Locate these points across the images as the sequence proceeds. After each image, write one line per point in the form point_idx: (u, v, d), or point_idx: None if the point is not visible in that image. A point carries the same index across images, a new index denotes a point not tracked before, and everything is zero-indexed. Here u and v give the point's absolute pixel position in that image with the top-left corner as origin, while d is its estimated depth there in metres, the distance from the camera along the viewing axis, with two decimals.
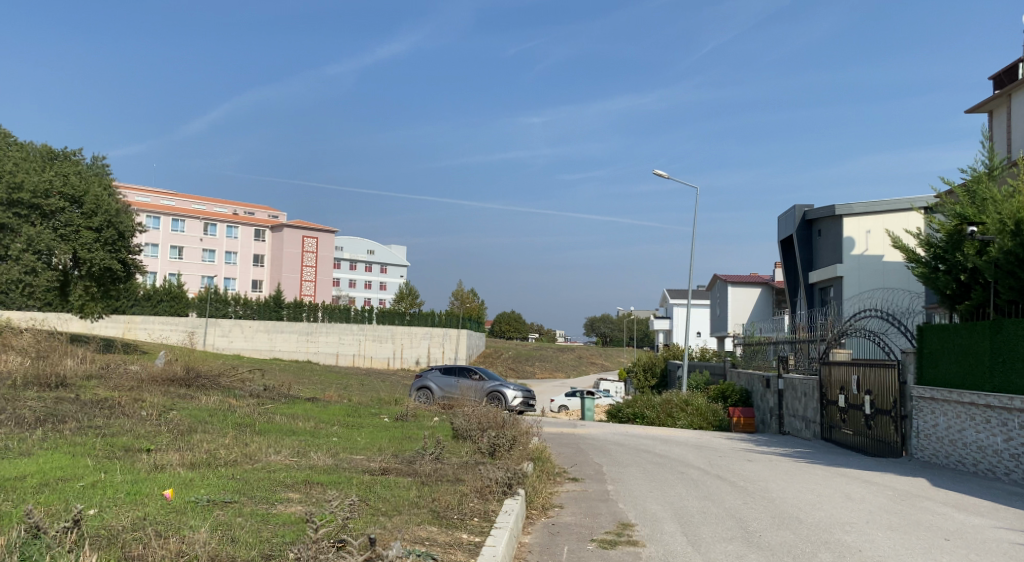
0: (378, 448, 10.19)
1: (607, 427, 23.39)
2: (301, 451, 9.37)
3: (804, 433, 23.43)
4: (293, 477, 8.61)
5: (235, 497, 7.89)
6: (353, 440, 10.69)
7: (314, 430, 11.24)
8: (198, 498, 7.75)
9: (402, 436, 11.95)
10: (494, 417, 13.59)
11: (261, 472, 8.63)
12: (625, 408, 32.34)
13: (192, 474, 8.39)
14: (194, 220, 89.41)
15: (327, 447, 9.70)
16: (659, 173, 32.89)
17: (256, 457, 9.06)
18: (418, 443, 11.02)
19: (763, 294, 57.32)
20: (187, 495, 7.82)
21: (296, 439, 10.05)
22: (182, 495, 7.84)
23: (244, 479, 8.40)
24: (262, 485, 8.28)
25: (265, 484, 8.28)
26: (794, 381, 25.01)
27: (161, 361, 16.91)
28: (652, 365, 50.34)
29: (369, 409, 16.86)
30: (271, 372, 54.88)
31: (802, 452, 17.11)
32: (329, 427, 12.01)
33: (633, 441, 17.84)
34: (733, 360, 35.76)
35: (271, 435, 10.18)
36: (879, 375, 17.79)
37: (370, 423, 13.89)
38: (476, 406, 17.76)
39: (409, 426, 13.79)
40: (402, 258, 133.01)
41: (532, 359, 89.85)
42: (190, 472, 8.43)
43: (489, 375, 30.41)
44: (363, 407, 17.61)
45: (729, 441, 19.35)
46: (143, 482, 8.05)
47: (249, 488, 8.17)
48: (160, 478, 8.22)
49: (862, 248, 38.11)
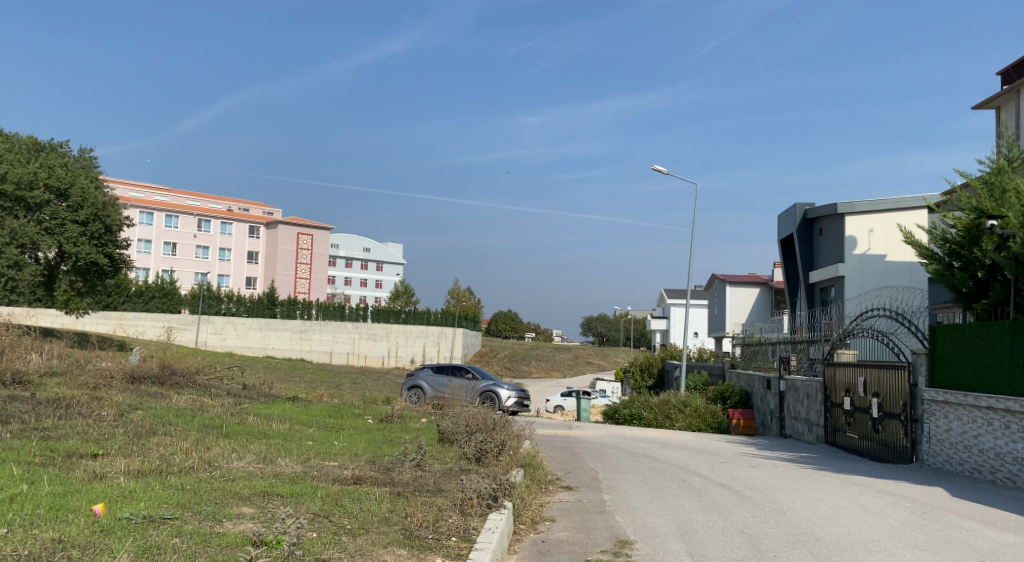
0: (355, 454, 9.43)
1: (604, 429, 22.60)
2: (267, 458, 8.61)
3: (806, 436, 22.68)
4: (251, 489, 7.83)
5: (176, 513, 7.09)
6: (330, 445, 9.92)
7: (287, 433, 10.46)
8: (132, 515, 6.95)
9: (382, 439, 11.16)
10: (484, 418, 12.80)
11: (215, 483, 7.84)
12: (621, 409, 31.51)
13: (134, 486, 7.59)
14: (187, 216, 88.62)
15: (297, 453, 8.94)
16: (658, 169, 32.16)
17: (215, 465, 8.26)
18: (399, 447, 10.25)
19: (762, 295, 56.59)
20: (119, 511, 7.02)
21: (265, 444, 9.27)
22: (114, 511, 7.03)
23: (193, 490, 7.62)
24: (214, 498, 7.50)
25: (216, 498, 7.49)
26: (796, 382, 24.24)
27: (135, 357, 16.15)
28: (649, 365, 49.60)
29: (353, 409, 16.09)
30: (263, 371, 54.14)
31: (807, 457, 16.35)
32: (305, 429, 11.25)
33: (629, 445, 17.03)
34: (732, 360, 35.02)
35: (238, 438, 9.41)
36: (887, 376, 17.02)
37: (352, 424, 13.13)
38: (467, 407, 16.98)
39: (393, 429, 13.02)
40: (398, 256, 132.22)
41: (528, 359, 89.08)
42: (131, 482, 7.63)
43: (482, 374, 29.64)
44: (347, 407, 16.85)
45: (730, 445, 18.60)
46: (72, 496, 7.25)
47: (196, 502, 7.38)
48: (94, 490, 7.42)
49: (864, 247, 37.36)
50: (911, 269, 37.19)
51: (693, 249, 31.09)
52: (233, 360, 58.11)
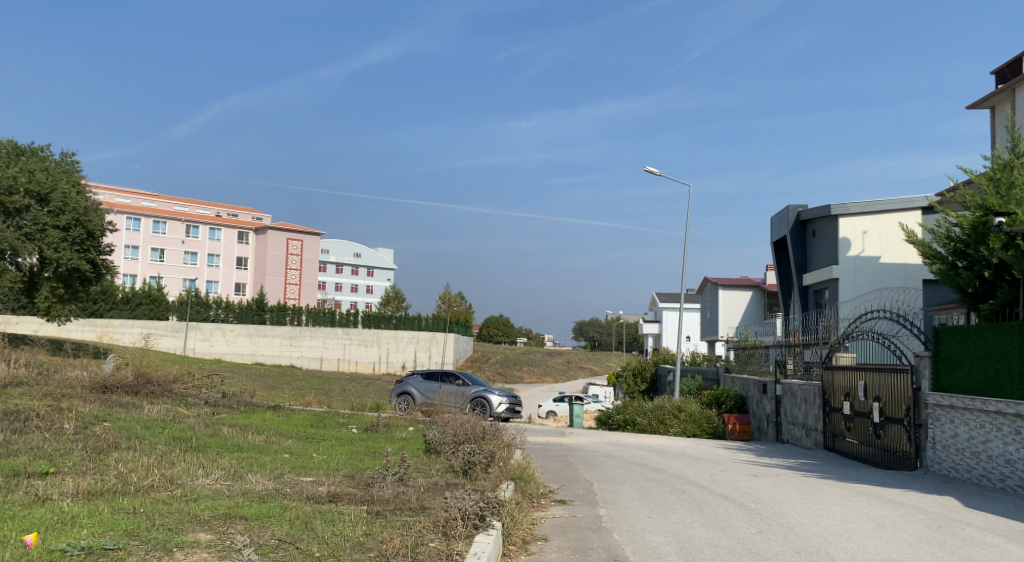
0: (335, 468, 8.87)
1: (598, 436, 22.04)
2: (237, 475, 8.13)
3: (805, 441, 22.14)
4: (212, 510, 7.32)
5: (120, 543, 6.52)
6: (309, 458, 9.35)
7: (264, 445, 9.86)
8: (69, 545, 6.37)
9: (365, 450, 10.57)
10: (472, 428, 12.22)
11: (174, 506, 7.32)
12: (614, 415, 30.90)
13: (79, 511, 7.04)
14: (175, 222, 87.84)
15: (270, 469, 8.44)
16: (651, 171, 31.66)
17: (177, 483, 7.83)
18: (381, 460, 9.68)
19: (755, 297, 56.10)
20: (55, 541, 6.46)
21: (237, 458, 8.74)
22: (50, 541, 6.47)
23: (149, 513, 7.12)
24: (169, 523, 6.96)
25: (169, 524, 6.94)
26: (793, 386, 23.71)
27: (109, 366, 15.54)
28: (642, 369, 49.09)
29: (337, 418, 15.50)
30: (251, 379, 53.46)
31: (807, 464, 15.83)
32: (283, 440, 10.68)
33: (624, 452, 16.46)
34: (726, 364, 34.51)
35: (208, 453, 8.85)
36: (888, 380, 16.50)
37: (334, 434, 12.55)
38: (455, 415, 16.39)
39: (377, 439, 12.43)
40: (389, 261, 131.55)
41: (520, 364, 88.48)
42: (77, 507, 7.09)
43: (472, 380, 29.07)
44: (332, 415, 16.25)
45: (728, 452, 18.07)
46: (8, 523, 6.69)
47: (145, 529, 6.82)
48: (34, 516, 6.87)
49: (858, 249, 36.87)
50: (905, 271, 36.69)
51: (687, 252, 30.57)
52: (221, 367, 57.39)
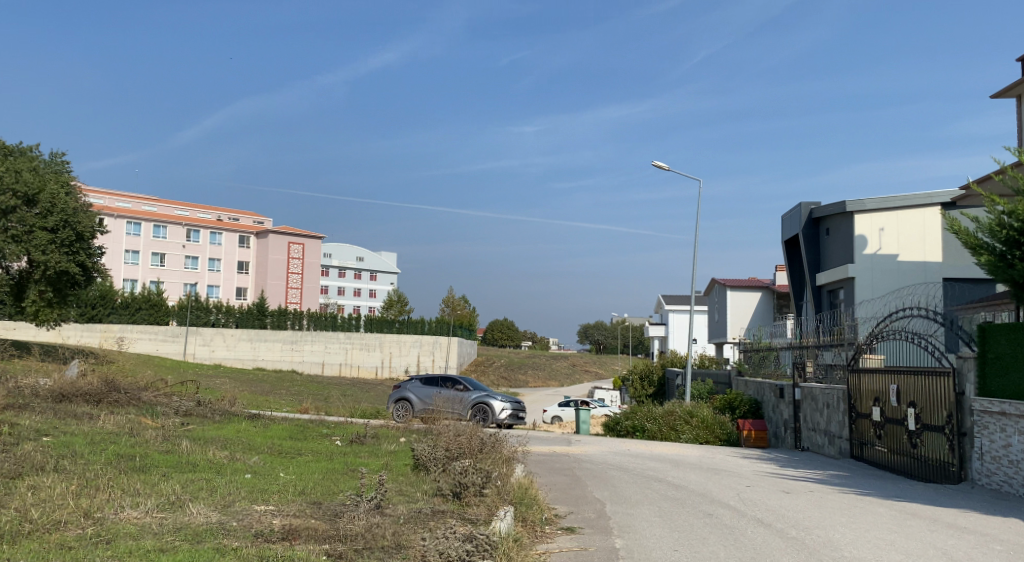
0: (298, 493, 7.73)
1: (606, 444, 20.67)
2: (172, 506, 7.20)
3: (827, 449, 20.77)
4: (123, 559, 6.20)
5: None
6: (274, 479, 8.18)
7: (222, 463, 8.61)
8: None
9: (342, 468, 9.24)
10: (467, 441, 10.84)
11: (78, 550, 6.29)
12: (623, 421, 29.48)
13: None
14: (176, 226, 86.62)
15: (215, 498, 7.45)
16: (660, 165, 30.28)
17: (94, 517, 6.88)
18: (357, 480, 8.46)
19: (764, 299, 54.63)
20: None
21: (179, 484, 7.73)
22: None
23: None
24: None
25: None
26: (813, 390, 22.30)
27: (72, 372, 14.18)
28: (649, 373, 47.68)
29: (324, 428, 14.12)
30: (250, 385, 52.22)
31: (838, 477, 14.48)
32: (249, 456, 9.35)
33: (637, 463, 15.13)
34: (738, 367, 33.05)
35: (147, 482, 7.72)
36: (925, 384, 15.19)
37: (315, 447, 11.20)
38: (453, 424, 15.01)
39: (360, 453, 11.08)
40: (391, 265, 130.24)
41: (525, 368, 87.10)
42: None
43: (474, 384, 27.73)
44: (319, 424, 14.88)
45: (750, 463, 16.70)
46: None
47: None
48: None
49: (874, 246, 35.51)
50: (924, 269, 35.23)
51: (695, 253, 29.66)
52: (220, 374, 56.09)
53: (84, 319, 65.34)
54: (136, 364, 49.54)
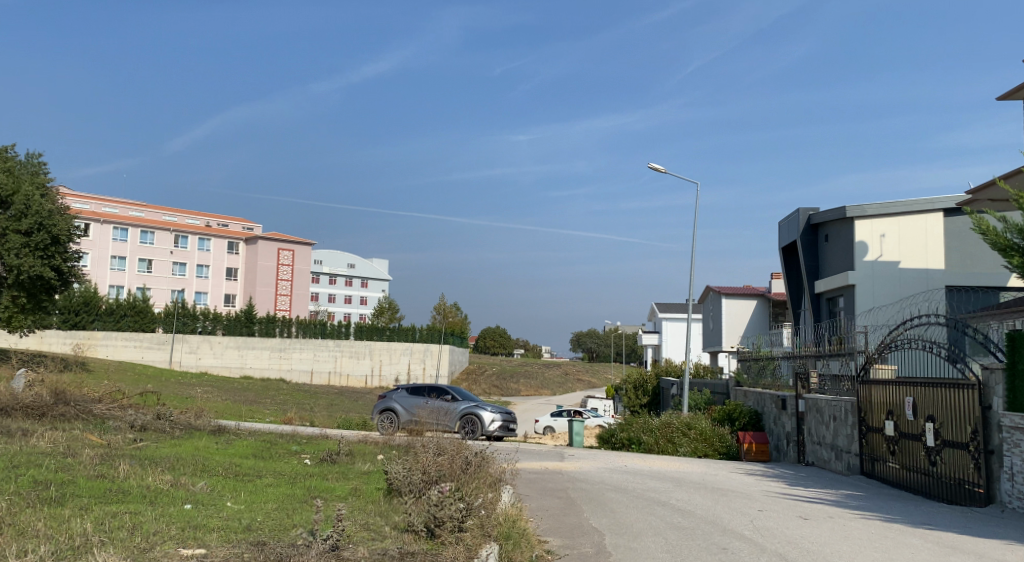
0: (237, 537, 7.13)
1: (602, 459, 19.50)
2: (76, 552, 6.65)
3: (833, 464, 19.69)
4: None
5: None
6: (212, 512, 7.67)
7: (156, 494, 8.01)
8: None
9: (295, 498, 8.32)
10: (447, 464, 9.77)
11: None
12: (618, 432, 28.30)
13: None
14: (163, 232, 85.30)
15: (127, 541, 6.92)
16: (657, 166, 29.20)
17: None
18: (310, 515, 7.73)
19: (760, 307, 53.61)
20: None
21: (92, 521, 7.25)
22: None
23: None
24: None
25: None
26: (818, 402, 21.18)
27: (18, 381, 13.02)
28: (643, 383, 46.59)
29: (296, 444, 12.97)
30: (235, 394, 51.09)
31: (852, 497, 13.41)
32: (197, 483, 8.47)
33: (636, 481, 14.05)
34: (736, 378, 31.85)
35: (58, 521, 7.21)
36: (943, 397, 14.16)
37: (278, 467, 10.08)
38: (437, 438, 13.84)
39: (330, 475, 10.01)
40: (383, 272, 128.97)
41: (517, 376, 85.86)
42: None
43: (463, 394, 26.58)
44: (292, 439, 13.74)
45: (757, 481, 15.61)
46: None
47: None
48: None
49: (875, 253, 34.41)
50: (927, 276, 34.23)
51: (695, 253, 29.54)
52: (203, 383, 54.71)
53: (68, 326, 63.96)
54: (117, 374, 48.13)
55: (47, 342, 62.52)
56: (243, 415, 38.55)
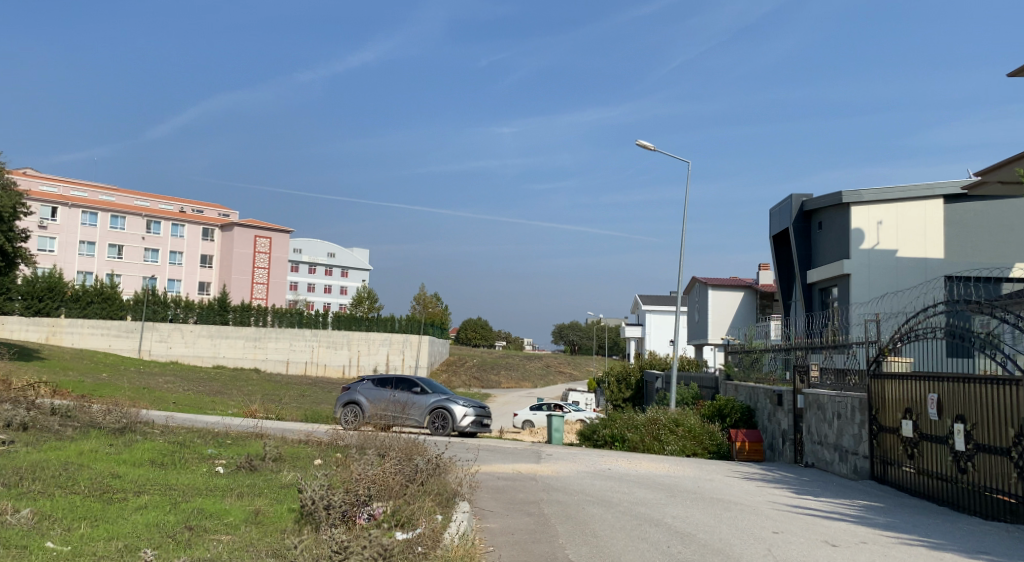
0: None
1: (582, 460, 17.47)
2: None
3: (837, 467, 17.68)
4: None
5: None
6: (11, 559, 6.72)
7: None
8: None
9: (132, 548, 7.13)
10: (376, 482, 8.33)
11: None
12: (600, 429, 26.24)
13: None
14: (134, 216, 82.75)
15: None
16: (645, 144, 27.16)
17: None
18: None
19: (747, 299, 51.82)
20: None
21: None
22: None
23: None
24: None
25: None
26: (820, 398, 19.14)
27: None
28: (627, 375, 44.84)
29: (214, 445, 11.01)
30: (200, 384, 49.25)
31: (875, 509, 11.46)
32: (20, 508, 7.68)
33: (617, 490, 12.16)
34: (726, 370, 29.89)
35: None
36: (976, 394, 12.25)
37: (169, 484, 8.65)
38: (389, 442, 11.83)
39: (228, 503, 8.32)
40: (364, 261, 126.72)
41: (498, 368, 83.92)
42: None
43: (433, 386, 24.53)
44: (215, 438, 11.72)
45: (760, 488, 13.68)
46: None
47: None
48: None
49: (872, 241, 32.21)
50: (926, 266, 32.22)
51: (684, 239, 27.69)
52: (168, 372, 52.53)
53: (30, 312, 61.95)
54: (76, 363, 45.85)
55: (9, 330, 60.88)
56: (204, 407, 36.50)
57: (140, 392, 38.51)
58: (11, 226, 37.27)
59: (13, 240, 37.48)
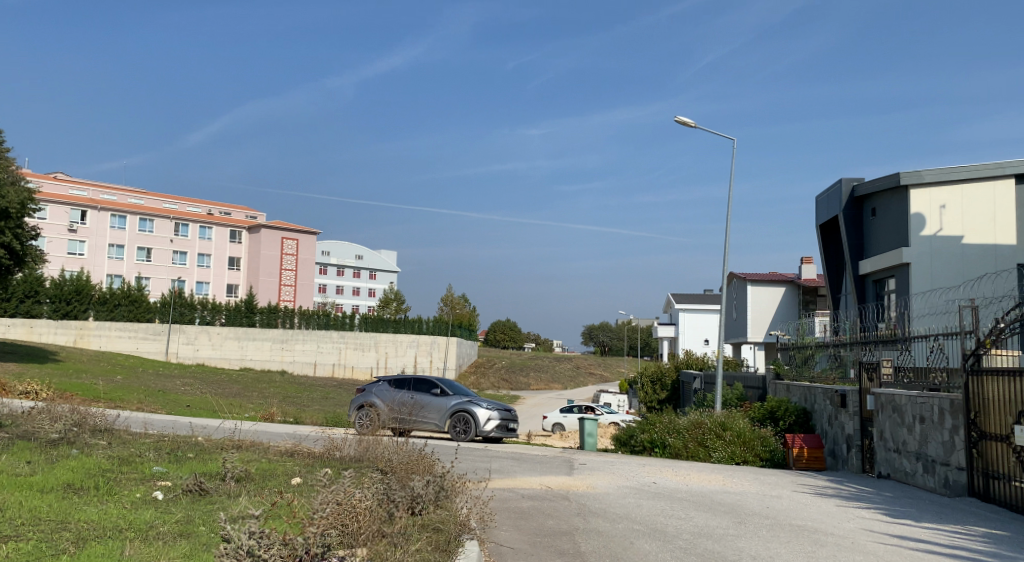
0: None
1: (622, 471, 15.11)
2: None
3: (922, 480, 15.25)
4: None
5: None
6: None
7: None
8: None
9: None
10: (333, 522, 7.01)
11: None
12: (638, 434, 23.84)
13: None
14: (162, 219, 81.35)
15: None
16: (684, 122, 24.78)
17: None
18: None
19: (788, 295, 49.19)
20: None
21: None
22: None
23: None
24: None
25: None
26: (895, 398, 16.69)
27: None
28: (662, 376, 42.44)
29: (162, 460, 9.00)
30: (223, 387, 47.46)
31: (1007, 543, 9.09)
32: None
33: (673, 515, 9.79)
34: (775, 369, 27.31)
35: None
36: None
37: (62, 526, 7.07)
38: (391, 463, 9.79)
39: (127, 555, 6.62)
40: (392, 263, 125.04)
41: (528, 370, 81.73)
42: None
43: (455, 386, 22.38)
44: (171, 451, 9.57)
45: (844, 510, 11.25)
46: None
47: None
48: None
49: (934, 227, 29.61)
50: (994, 253, 29.57)
51: (728, 225, 25.37)
52: (187, 375, 50.61)
53: (58, 315, 60.44)
54: (91, 366, 43.99)
55: (38, 334, 59.15)
56: (218, 411, 34.48)
57: (153, 396, 36.60)
58: (19, 223, 35.52)
59: (22, 238, 35.71)
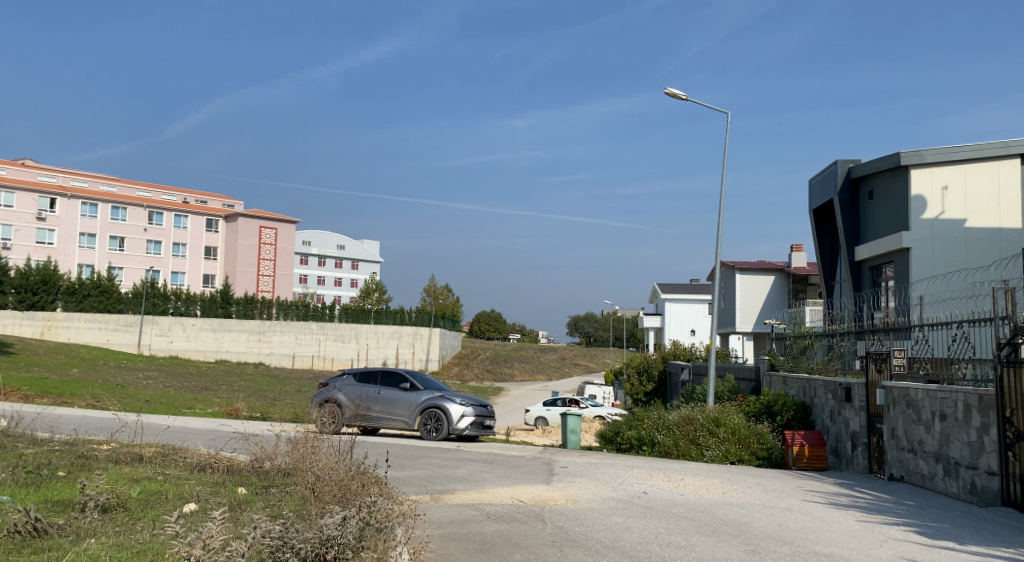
0: None
1: (608, 477, 13.31)
2: None
3: (942, 485, 13.54)
4: None
5: None
6: None
7: None
8: None
9: None
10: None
11: None
12: (625, 430, 22.04)
13: None
14: (136, 207, 78.95)
15: None
16: (675, 94, 22.87)
17: None
18: None
19: (778, 283, 47.48)
20: None
21: None
22: None
23: None
24: None
25: None
26: (910, 393, 14.96)
27: None
28: (648, 367, 40.77)
29: (10, 485, 7.97)
30: (192, 380, 45.36)
31: None
32: None
33: (670, 543, 7.98)
34: (769, 360, 25.54)
35: None
36: None
37: None
38: (313, 482, 8.44)
39: None
40: (374, 253, 122.83)
41: (511, 361, 79.97)
42: None
43: (426, 381, 20.47)
44: (29, 471, 8.44)
45: (871, 527, 9.46)
46: None
47: None
48: None
49: (936, 210, 27.93)
50: (999, 237, 27.91)
51: (721, 202, 23.51)
52: (153, 367, 48.51)
53: (25, 306, 57.93)
54: (49, 359, 41.84)
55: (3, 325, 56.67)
56: (181, 407, 32.46)
57: (110, 390, 34.57)
58: None
59: None
